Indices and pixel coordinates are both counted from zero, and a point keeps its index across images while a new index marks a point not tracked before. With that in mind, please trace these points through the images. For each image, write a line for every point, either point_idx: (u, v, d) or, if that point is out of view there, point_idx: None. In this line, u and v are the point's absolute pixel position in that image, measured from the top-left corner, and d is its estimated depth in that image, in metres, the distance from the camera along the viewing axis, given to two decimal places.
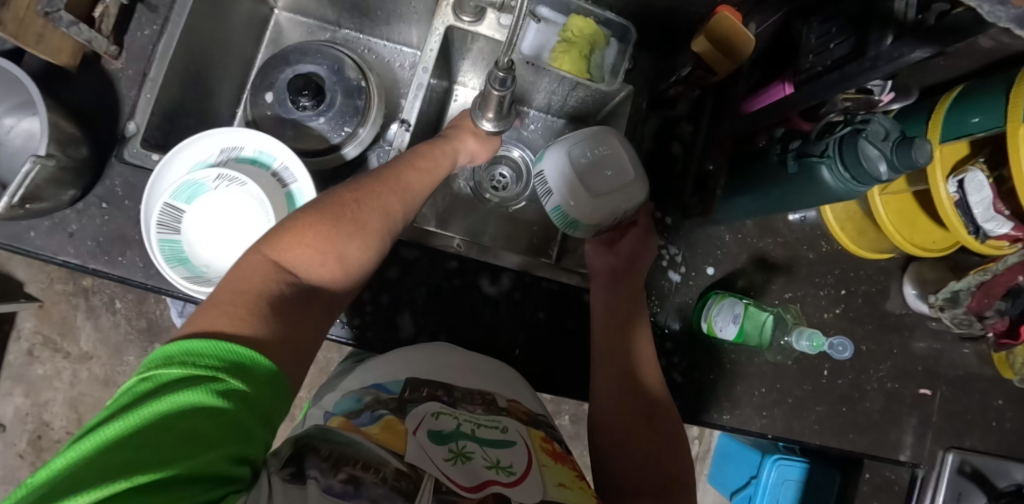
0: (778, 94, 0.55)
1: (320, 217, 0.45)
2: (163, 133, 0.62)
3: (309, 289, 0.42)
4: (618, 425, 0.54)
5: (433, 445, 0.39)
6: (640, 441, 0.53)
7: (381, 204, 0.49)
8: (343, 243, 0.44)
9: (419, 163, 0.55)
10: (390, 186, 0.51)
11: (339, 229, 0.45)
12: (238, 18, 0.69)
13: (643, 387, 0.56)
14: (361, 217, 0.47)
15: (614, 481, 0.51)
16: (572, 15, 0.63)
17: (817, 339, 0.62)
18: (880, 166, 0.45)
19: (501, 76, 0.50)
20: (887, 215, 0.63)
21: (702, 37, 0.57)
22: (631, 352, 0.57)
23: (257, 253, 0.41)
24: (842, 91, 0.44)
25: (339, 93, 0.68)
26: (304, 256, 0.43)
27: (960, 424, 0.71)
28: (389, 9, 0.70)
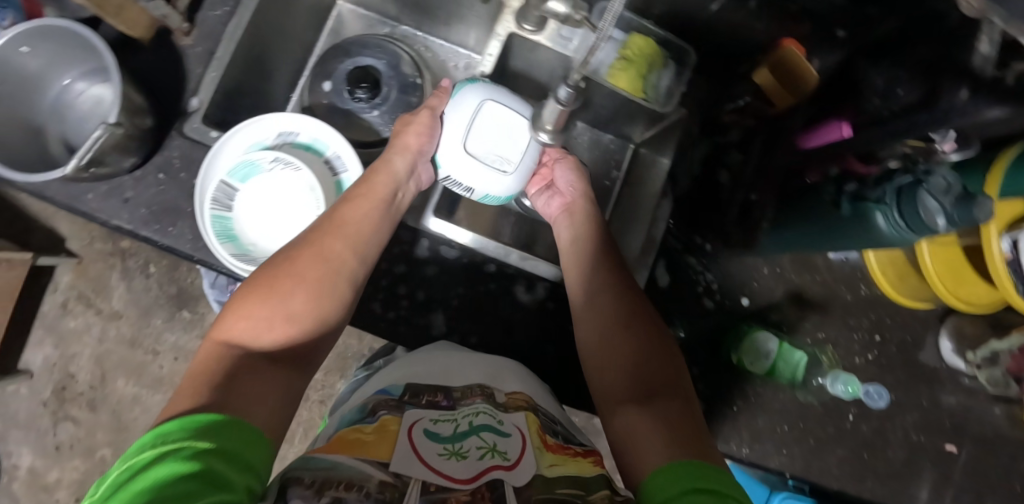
0: (834, 134, 0.52)
1: (257, 282, 0.49)
2: (223, 111, 0.64)
3: (266, 351, 0.46)
4: (604, 345, 0.55)
5: (428, 443, 0.39)
6: (621, 350, 0.54)
7: (319, 252, 0.52)
8: (287, 300, 0.49)
9: (361, 194, 0.56)
10: (327, 229, 0.53)
11: (277, 289, 0.49)
12: (304, 5, 0.70)
13: (620, 302, 0.57)
14: (299, 272, 0.50)
15: (610, 403, 0.52)
16: (633, 34, 0.63)
17: (852, 385, 0.66)
18: (939, 219, 0.44)
19: (565, 91, 0.49)
20: (934, 266, 0.62)
21: (764, 68, 0.59)
22: (604, 271, 0.59)
23: (210, 339, 0.46)
24: (908, 137, 0.44)
25: (395, 88, 0.70)
26: (249, 327, 0.46)
27: (984, 485, 0.70)
28: (450, 10, 0.70)
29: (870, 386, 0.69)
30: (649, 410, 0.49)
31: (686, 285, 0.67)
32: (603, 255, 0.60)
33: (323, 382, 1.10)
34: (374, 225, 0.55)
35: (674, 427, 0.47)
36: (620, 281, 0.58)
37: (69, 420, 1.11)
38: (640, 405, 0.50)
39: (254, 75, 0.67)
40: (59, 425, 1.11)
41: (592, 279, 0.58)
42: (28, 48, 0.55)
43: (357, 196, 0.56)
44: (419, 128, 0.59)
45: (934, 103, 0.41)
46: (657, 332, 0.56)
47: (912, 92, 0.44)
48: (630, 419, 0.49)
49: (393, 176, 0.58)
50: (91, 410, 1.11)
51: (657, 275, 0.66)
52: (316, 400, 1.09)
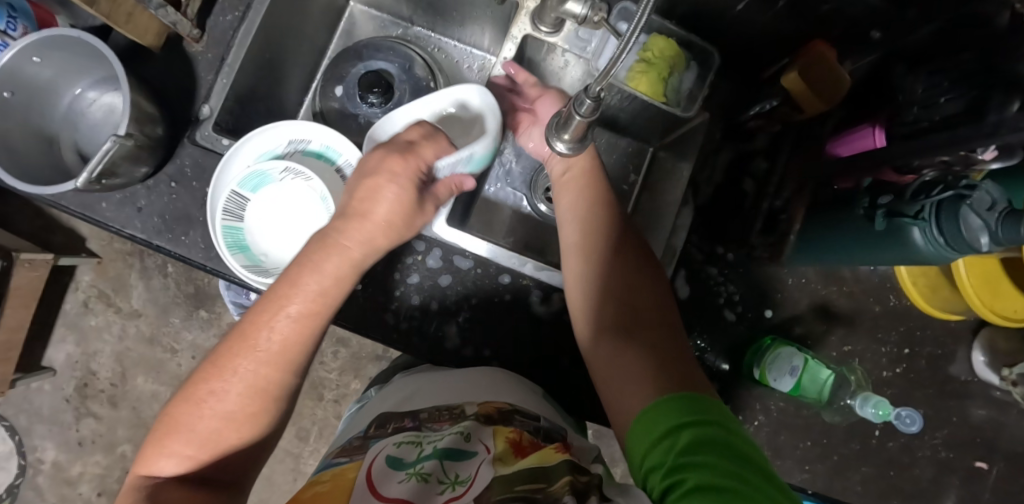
0: (866, 140, 0.51)
1: (179, 410, 0.45)
2: (234, 118, 0.63)
3: (194, 479, 0.43)
4: (594, 282, 0.55)
5: (389, 474, 0.40)
6: (613, 281, 0.54)
7: (240, 377, 0.46)
8: (211, 428, 0.44)
9: (284, 297, 0.48)
10: (249, 347, 0.46)
11: (196, 417, 0.45)
12: (316, 7, 0.69)
13: (614, 246, 0.55)
14: (223, 402, 0.45)
15: (591, 334, 0.53)
16: (654, 35, 0.61)
17: (883, 408, 0.62)
18: (982, 238, 0.42)
19: (589, 102, 0.47)
20: (968, 277, 0.59)
21: (794, 72, 0.54)
22: (596, 212, 0.57)
23: (138, 471, 0.44)
24: (942, 154, 0.42)
25: (408, 92, 0.69)
26: (172, 459, 0.44)
27: None
28: (465, 11, 0.68)
29: (904, 411, 0.65)
30: (641, 350, 0.50)
31: (708, 297, 0.64)
32: (598, 191, 0.58)
33: (338, 382, 1.09)
34: (308, 332, 0.48)
35: (665, 366, 0.49)
36: (611, 219, 0.57)
37: (91, 416, 1.13)
38: (625, 338, 0.51)
39: (266, 80, 0.66)
40: (81, 420, 1.13)
41: (586, 214, 0.57)
42: (39, 57, 0.55)
43: (283, 300, 0.48)
44: (388, 217, 0.49)
45: (980, 117, 0.39)
46: (649, 271, 0.55)
47: (956, 103, 0.42)
48: (618, 352, 0.51)
49: (351, 271, 0.50)
50: (112, 407, 1.13)
51: (677, 287, 0.63)
52: (331, 400, 1.09)
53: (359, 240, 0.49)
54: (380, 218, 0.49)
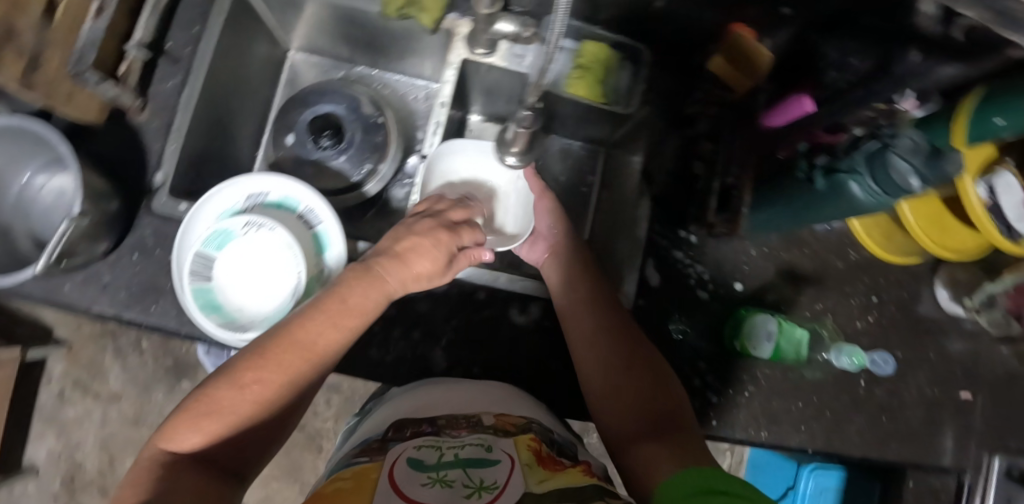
0: (796, 109, 0.53)
1: (210, 389, 0.43)
2: (189, 181, 0.63)
3: (206, 459, 0.42)
4: (607, 380, 0.54)
5: (411, 477, 0.41)
6: (626, 390, 0.53)
7: (281, 374, 0.44)
8: (240, 415, 0.43)
9: (336, 308, 0.48)
10: (298, 351, 0.45)
11: (228, 399, 0.43)
12: (256, 62, 0.70)
13: (618, 346, 0.55)
14: (263, 392, 0.44)
15: (621, 440, 0.51)
16: (586, 41, 0.64)
17: (856, 356, 0.67)
18: (912, 180, 0.44)
19: (526, 114, 0.50)
20: (916, 220, 0.62)
21: (719, 56, 0.60)
22: (598, 312, 0.57)
23: (153, 444, 0.43)
24: (866, 109, 0.44)
25: (358, 130, 0.69)
26: (192, 434, 0.42)
27: (1004, 428, 0.71)
28: (402, 45, 0.71)
29: (877, 355, 0.70)
30: (660, 443, 0.47)
31: (679, 282, 0.66)
32: (598, 299, 0.58)
33: (336, 431, 1.08)
34: (346, 336, 0.48)
35: (683, 456, 0.45)
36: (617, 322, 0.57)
37: None
38: (656, 441, 0.48)
39: (216, 140, 0.66)
40: None
41: (589, 324, 0.56)
42: None
43: (334, 304, 0.48)
44: (423, 268, 0.52)
45: (887, 70, 0.42)
46: (658, 366, 0.55)
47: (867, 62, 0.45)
48: (648, 452, 0.47)
49: (382, 295, 0.50)
50: (104, 496, 1.09)
51: (647, 275, 0.65)
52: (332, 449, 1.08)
53: (394, 277, 0.51)
54: (422, 270, 0.52)
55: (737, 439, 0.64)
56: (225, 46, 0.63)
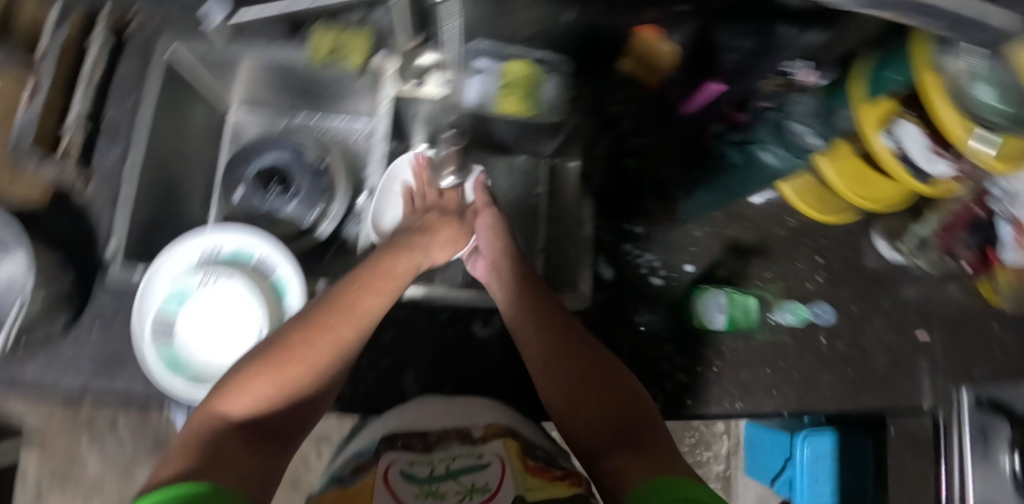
0: (706, 94, 0.58)
1: (265, 354, 0.46)
2: (142, 246, 0.64)
3: (256, 423, 0.44)
4: (569, 392, 0.53)
5: (406, 489, 0.44)
6: (588, 406, 0.52)
7: (331, 337, 0.47)
8: (288, 373, 0.46)
9: (377, 277, 0.53)
10: (341, 316, 0.48)
11: (282, 361, 0.45)
12: (196, 123, 0.72)
13: (574, 361, 0.54)
14: (308, 352, 0.46)
15: (591, 450, 0.50)
16: (509, 62, 0.67)
17: (797, 311, 0.72)
18: (808, 137, 0.60)
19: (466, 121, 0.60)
20: (840, 179, 0.66)
21: (630, 56, 0.64)
22: (558, 330, 0.56)
23: (202, 412, 0.43)
24: (772, 82, 0.54)
25: (306, 175, 0.71)
26: (250, 394, 0.44)
27: (965, 361, 0.76)
28: (338, 90, 0.73)
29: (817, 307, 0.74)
30: (626, 452, 0.46)
31: (630, 271, 0.70)
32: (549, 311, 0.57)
33: None
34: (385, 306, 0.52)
35: (655, 463, 0.44)
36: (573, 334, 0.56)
37: None
38: (624, 451, 0.47)
39: (167, 202, 0.68)
40: None
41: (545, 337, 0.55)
42: None
43: (373, 280, 0.52)
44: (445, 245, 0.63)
45: None
46: (617, 380, 0.54)
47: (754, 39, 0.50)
48: (620, 462, 0.46)
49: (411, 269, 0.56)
50: None
51: (600, 271, 0.69)
52: None
53: (422, 245, 0.60)
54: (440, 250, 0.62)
55: (715, 415, 0.66)
56: (163, 111, 0.65)
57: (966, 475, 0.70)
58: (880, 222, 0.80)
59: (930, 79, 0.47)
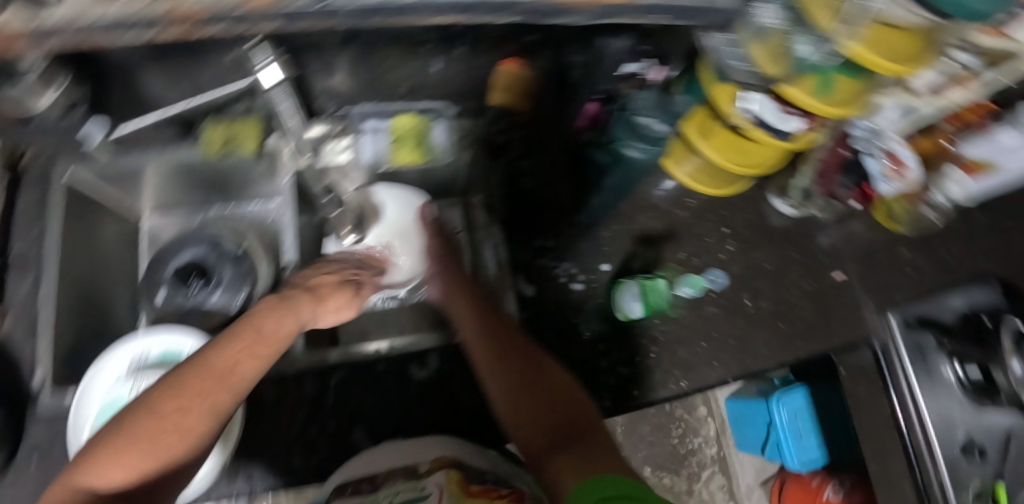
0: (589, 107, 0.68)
1: (130, 421, 0.42)
2: (68, 370, 0.63)
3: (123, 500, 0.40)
4: (518, 402, 0.55)
5: None
6: (536, 409, 0.54)
7: (206, 403, 0.44)
8: (169, 445, 0.42)
9: (251, 339, 0.49)
10: (219, 375, 0.45)
11: (152, 426, 0.42)
12: (108, 237, 0.72)
13: (521, 372, 0.57)
14: (184, 421, 0.43)
15: (534, 455, 0.51)
16: (398, 117, 0.73)
17: (694, 284, 0.77)
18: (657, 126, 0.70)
19: None
20: (717, 154, 0.73)
21: (495, 91, 0.68)
22: (501, 347, 0.59)
23: (59, 489, 0.40)
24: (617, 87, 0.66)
25: (226, 264, 0.72)
26: (108, 470, 0.40)
27: (886, 286, 0.81)
28: (244, 176, 0.74)
29: (713, 274, 0.80)
30: (563, 453, 0.48)
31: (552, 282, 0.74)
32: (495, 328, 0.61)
33: None
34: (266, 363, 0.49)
35: (591, 460, 0.46)
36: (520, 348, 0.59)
37: None
38: (564, 452, 0.48)
39: (91, 320, 0.67)
40: None
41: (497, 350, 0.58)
42: None
43: (247, 336, 0.50)
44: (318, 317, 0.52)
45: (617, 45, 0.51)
46: (561, 388, 0.56)
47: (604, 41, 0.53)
48: (558, 464, 0.47)
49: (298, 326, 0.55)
50: None
51: (521, 289, 0.73)
52: None
53: (308, 307, 0.57)
54: (309, 310, 0.57)
55: (665, 398, 0.68)
56: (71, 231, 0.65)
57: (917, 399, 0.69)
58: (774, 183, 0.86)
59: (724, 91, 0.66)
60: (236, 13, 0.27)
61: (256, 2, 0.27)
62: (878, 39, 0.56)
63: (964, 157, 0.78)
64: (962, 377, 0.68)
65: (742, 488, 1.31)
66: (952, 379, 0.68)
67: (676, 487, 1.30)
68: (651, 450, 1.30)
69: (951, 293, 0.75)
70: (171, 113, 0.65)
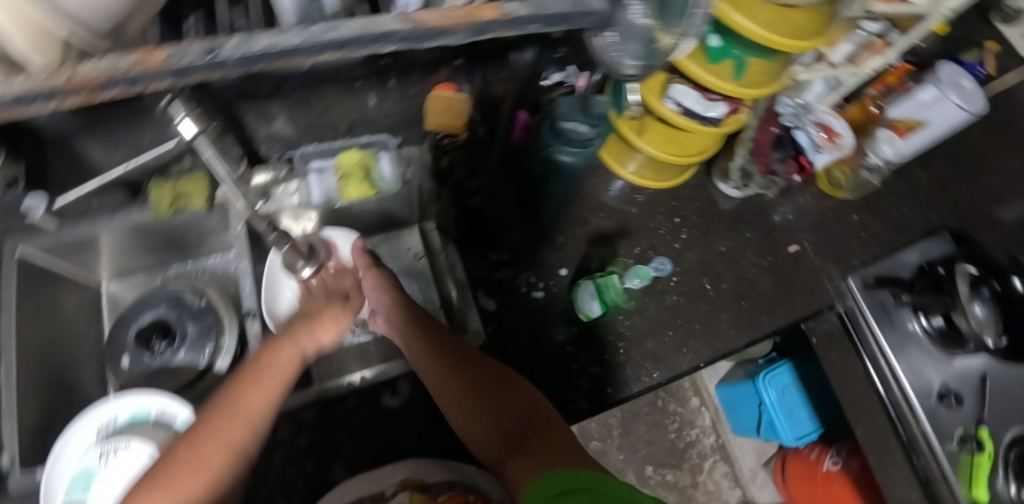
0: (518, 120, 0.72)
1: (157, 474, 0.47)
2: (37, 449, 0.62)
3: None
4: (471, 412, 0.57)
5: None
6: (488, 415, 0.56)
7: (219, 446, 0.48)
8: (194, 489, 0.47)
9: (258, 375, 0.51)
10: (230, 419, 0.49)
11: (176, 474, 0.47)
12: (68, 310, 0.72)
13: (469, 383, 0.58)
14: (202, 467, 0.47)
15: (492, 459, 0.55)
16: (340, 154, 0.74)
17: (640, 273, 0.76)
18: (580, 128, 0.68)
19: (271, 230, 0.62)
20: (653, 147, 0.76)
21: (428, 119, 0.71)
22: (445, 357, 0.59)
23: None
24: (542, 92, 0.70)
25: (188, 321, 0.72)
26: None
27: (839, 250, 0.84)
28: (197, 231, 0.75)
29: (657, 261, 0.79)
30: (520, 457, 0.52)
31: (513, 293, 0.75)
32: (436, 348, 0.60)
33: None
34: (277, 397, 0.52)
35: (546, 461, 0.51)
36: (464, 360, 0.59)
37: None
38: (518, 455, 0.52)
39: (57, 395, 0.67)
40: None
41: (441, 369, 0.59)
42: None
43: (259, 375, 0.51)
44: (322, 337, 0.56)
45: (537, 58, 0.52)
46: (509, 384, 0.58)
47: None
48: (517, 469, 0.51)
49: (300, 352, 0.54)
50: None
51: (483, 304, 0.73)
52: None
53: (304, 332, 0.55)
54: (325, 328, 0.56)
55: (638, 392, 0.70)
56: (28, 310, 0.64)
57: (887, 353, 0.73)
58: (718, 167, 0.87)
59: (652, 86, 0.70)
60: (129, 76, 0.28)
61: (146, 63, 0.28)
62: (778, 16, 0.57)
63: (891, 121, 0.83)
64: (928, 328, 0.74)
65: (746, 472, 1.31)
66: (916, 330, 0.74)
67: (681, 481, 1.29)
68: (649, 448, 1.30)
69: (908, 251, 0.80)
70: (108, 180, 0.65)
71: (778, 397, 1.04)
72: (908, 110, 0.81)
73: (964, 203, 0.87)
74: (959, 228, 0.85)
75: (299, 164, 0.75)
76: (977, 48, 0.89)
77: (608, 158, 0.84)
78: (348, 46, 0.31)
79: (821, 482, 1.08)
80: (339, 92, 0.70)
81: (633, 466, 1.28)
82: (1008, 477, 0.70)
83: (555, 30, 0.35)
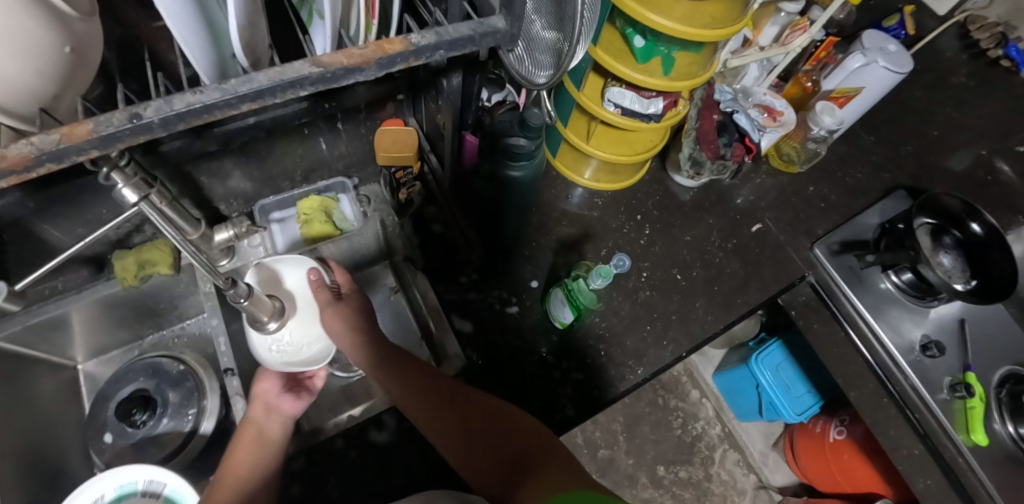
0: (469, 144, 0.69)
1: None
2: None
3: None
4: (469, 448, 0.53)
5: None
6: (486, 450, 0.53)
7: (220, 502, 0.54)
8: None
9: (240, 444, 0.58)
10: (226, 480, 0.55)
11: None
12: (47, 394, 0.71)
13: (463, 417, 0.55)
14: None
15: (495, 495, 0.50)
16: (300, 200, 0.76)
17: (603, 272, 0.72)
18: (521, 141, 0.63)
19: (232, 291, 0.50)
20: (600, 150, 0.79)
21: (378, 153, 0.72)
22: (436, 393, 0.57)
23: None
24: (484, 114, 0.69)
25: (168, 389, 0.73)
26: None
27: (802, 225, 0.85)
28: (168, 297, 0.76)
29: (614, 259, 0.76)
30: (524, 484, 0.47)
31: (488, 311, 0.75)
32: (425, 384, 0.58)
33: None
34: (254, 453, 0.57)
35: (553, 481, 0.46)
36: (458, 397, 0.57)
37: None
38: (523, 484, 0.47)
39: (44, 480, 0.66)
40: None
41: (432, 405, 0.57)
42: None
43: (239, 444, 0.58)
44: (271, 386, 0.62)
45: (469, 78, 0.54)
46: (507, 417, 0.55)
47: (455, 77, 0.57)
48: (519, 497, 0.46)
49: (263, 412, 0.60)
50: None
51: (460, 327, 0.74)
52: None
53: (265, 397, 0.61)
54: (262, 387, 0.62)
55: (625, 389, 0.71)
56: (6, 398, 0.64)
57: (863, 312, 0.75)
58: (670, 160, 0.88)
59: (589, 91, 0.73)
60: (55, 150, 0.29)
61: (72, 137, 0.29)
62: (691, 12, 0.59)
63: (828, 92, 0.86)
64: (899, 284, 0.76)
65: (757, 456, 1.32)
66: (890, 287, 0.76)
67: (694, 476, 1.28)
68: (658, 448, 1.29)
69: (863, 214, 0.84)
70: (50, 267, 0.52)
71: (774, 377, 1.03)
72: (840, 79, 0.83)
73: (911, 159, 0.90)
74: (911, 184, 0.87)
75: (263, 217, 0.76)
76: (896, 12, 0.94)
77: (564, 169, 0.87)
78: (266, 96, 0.33)
79: (830, 452, 1.06)
80: (289, 142, 0.72)
81: (645, 469, 1.27)
82: (1001, 416, 0.71)
83: (460, 54, 0.37)
